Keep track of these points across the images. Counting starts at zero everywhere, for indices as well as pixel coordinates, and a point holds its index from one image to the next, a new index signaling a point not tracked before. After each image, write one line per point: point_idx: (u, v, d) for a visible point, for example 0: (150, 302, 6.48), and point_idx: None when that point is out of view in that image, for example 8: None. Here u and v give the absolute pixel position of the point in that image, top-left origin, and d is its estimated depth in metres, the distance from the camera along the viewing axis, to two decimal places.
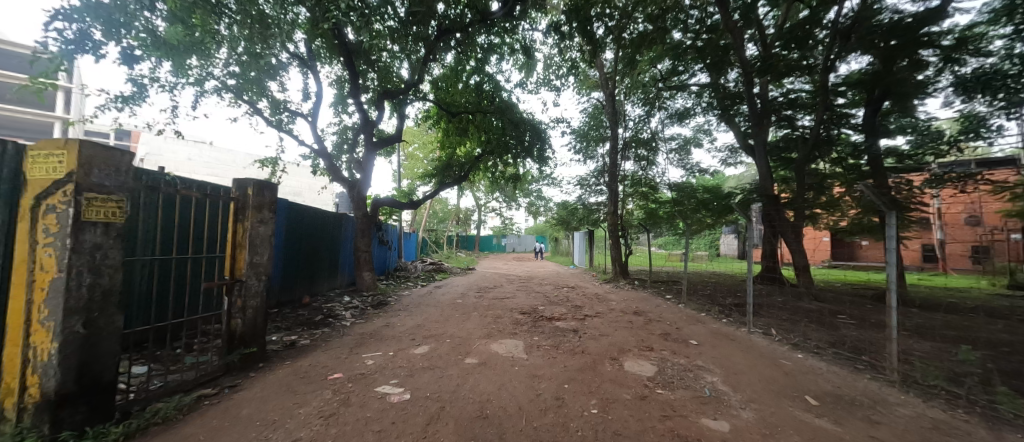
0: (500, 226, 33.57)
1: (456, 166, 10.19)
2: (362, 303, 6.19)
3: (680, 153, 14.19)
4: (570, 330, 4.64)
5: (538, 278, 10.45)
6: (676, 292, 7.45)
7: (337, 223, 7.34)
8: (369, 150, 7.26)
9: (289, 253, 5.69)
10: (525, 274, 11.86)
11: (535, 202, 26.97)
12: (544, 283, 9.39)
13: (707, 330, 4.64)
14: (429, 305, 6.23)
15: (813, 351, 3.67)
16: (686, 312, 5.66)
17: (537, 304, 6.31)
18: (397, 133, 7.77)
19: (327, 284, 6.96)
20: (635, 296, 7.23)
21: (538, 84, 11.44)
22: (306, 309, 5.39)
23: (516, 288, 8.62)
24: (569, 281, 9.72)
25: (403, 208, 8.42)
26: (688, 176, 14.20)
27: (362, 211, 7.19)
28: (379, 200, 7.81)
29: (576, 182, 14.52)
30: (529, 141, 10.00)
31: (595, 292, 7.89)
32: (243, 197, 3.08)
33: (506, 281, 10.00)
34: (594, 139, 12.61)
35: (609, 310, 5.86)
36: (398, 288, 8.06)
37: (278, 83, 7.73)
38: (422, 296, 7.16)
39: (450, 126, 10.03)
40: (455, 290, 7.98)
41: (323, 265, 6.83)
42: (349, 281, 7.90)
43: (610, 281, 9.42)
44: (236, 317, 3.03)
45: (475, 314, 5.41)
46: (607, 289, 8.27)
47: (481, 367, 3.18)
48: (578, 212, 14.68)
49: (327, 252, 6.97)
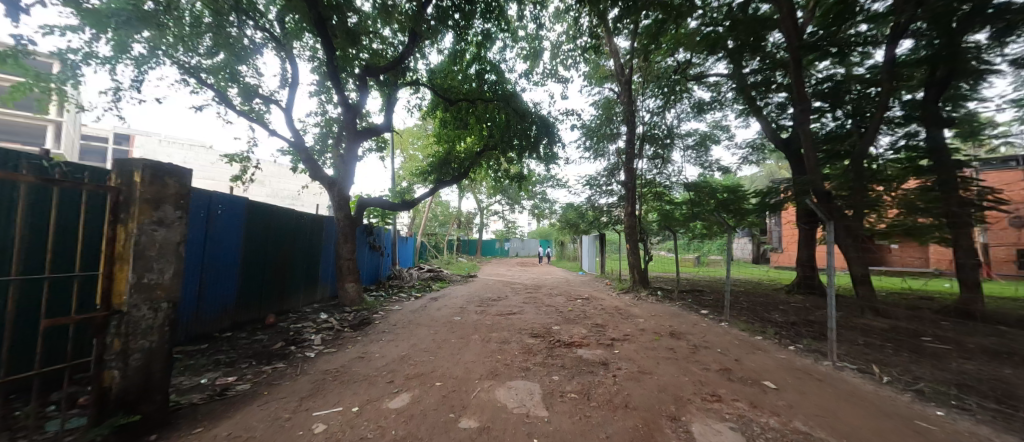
0: (503, 230, 32.58)
1: (454, 161, 9.02)
2: (340, 323, 5.17)
3: (697, 150, 13.10)
4: (597, 362, 3.60)
5: (547, 287, 9.40)
6: (711, 306, 6.39)
7: (319, 226, 6.41)
8: (350, 141, 6.21)
9: (251, 262, 4.75)
10: (533, 282, 10.84)
11: (539, 204, 25.93)
12: (554, 293, 8.34)
13: (776, 363, 3.56)
14: (420, 324, 5.19)
15: (953, 404, 2.58)
16: (735, 334, 4.57)
17: (550, 322, 5.27)
18: (386, 122, 6.78)
19: (305, 297, 6.02)
20: (665, 310, 6.16)
21: (544, 76, 10.52)
22: (267, 334, 4.38)
23: (523, 299, 7.57)
24: (582, 291, 8.69)
25: (395, 210, 7.36)
26: (706, 174, 13.17)
27: (343, 214, 6.14)
28: (365, 200, 6.76)
29: (584, 182, 13.46)
30: (535, 136, 9.06)
31: (615, 305, 6.83)
32: (128, 186, 2.07)
33: (511, 291, 8.94)
34: (604, 136, 11.60)
35: (640, 331, 4.79)
36: (387, 302, 7.02)
37: (253, 67, 6.81)
38: (413, 311, 6.11)
39: (446, 117, 8.94)
40: (453, 303, 6.96)
41: (301, 275, 5.90)
42: (331, 293, 6.92)
43: (628, 291, 8.35)
44: (114, 366, 2.00)
45: (475, 338, 4.38)
46: (628, 301, 7.19)
47: (481, 437, 2.14)
48: (587, 215, 13.64)
49: (306, 260, 6.04)
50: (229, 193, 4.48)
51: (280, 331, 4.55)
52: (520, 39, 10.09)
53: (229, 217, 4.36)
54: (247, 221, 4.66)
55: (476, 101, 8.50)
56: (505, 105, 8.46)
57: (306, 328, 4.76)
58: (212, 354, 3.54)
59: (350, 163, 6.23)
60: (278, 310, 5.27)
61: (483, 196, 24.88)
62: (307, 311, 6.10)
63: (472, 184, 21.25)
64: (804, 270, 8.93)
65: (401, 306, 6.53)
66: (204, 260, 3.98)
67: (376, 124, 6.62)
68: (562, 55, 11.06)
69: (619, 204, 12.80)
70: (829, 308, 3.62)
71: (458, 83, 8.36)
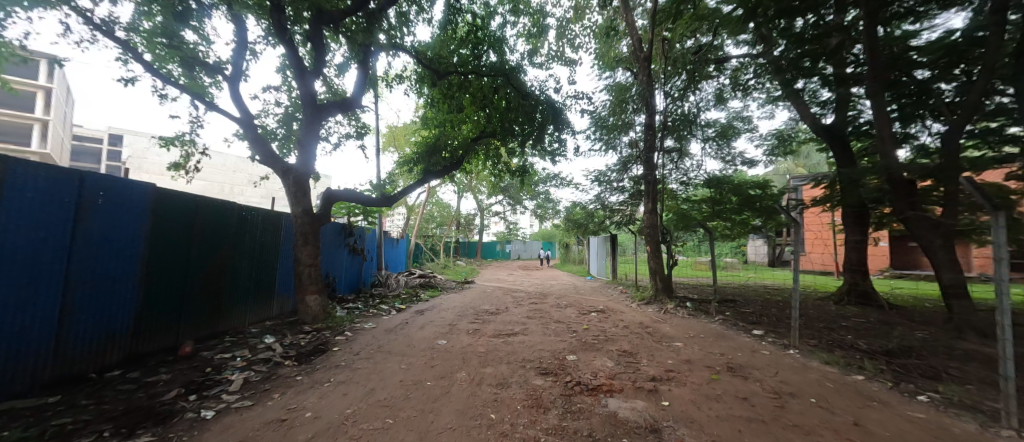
0: (504, 232, 31.37)
1: (447, 147, 7.70)
2: (287, 349, 3.95)
3: (718, 142, 11.81)
4: (644, 426, 2.35)
5: (554, 297, 8.12)
6: (761, 324, 5.10)
7: (273, 225, 5.22)
8: (309, 119, 4.95)
9: (162, 272, 3.56)
10: (536, 289, 9.59)
11: (541, 204, 24.73)
12: (562, 304, 7.09)
13: (925, 430, 2.29)
14: (391, 351, 3.94)
15: None
16: (822, 372, 3.28)
17: (562, 349, 4.01)
18: (359, 94, 5.51)
19: (251, 312, 4.83)
20: (707, 330, 4.87)
21: (549, 58, 9.32)
22: (173, 371, 3.17)
23: (526, 312, 6.32)
24: (595, 301, 7.43)
25: (373, 205, 6.08)
26: (728, 169, 11.90)
27: (301, 209, 4.84)
28: (334, 192, 5.50)
29: (592, 178, 12.24)
30: (540, 120, 7.78)
31: (639, 321, 5.57)
32: None
33: (512, 301, 7.67)
34: (616, 127, 10.39)
35: (687, 365, 3.51)
36: (361, 317, 5.75)
37: (200, 34, 5.56)
38: (388, 331, 4.84)
39: (436, 96, 7.64)
40: (441, 319, 5.70)
41: (245, 286, 4.71)
42: (290, 306, 5.67)
43: (649, 301, 7.09)
44: None
45: (461, 378, 3.10)
46: (653, 316, 5.92)
47: None
48: (595, 214, 12.41)
49: (253, 267, 4.86)
50: (125, 177, 3.26)
51: (194, 366, 3.33)
52: (522, 14, 8.87)
53: (119, 209, 3.13)
54: (153, 217, 3.44)
55: (470, 77, 7.22)
56: (505, 84, 7.22)
57: (233, 359, 3.55)
58: (51, 418, 2.30)
59: (310, 145, 4.98)
60: (208, 332, 4.09)
61: (482, 196, 23.73)
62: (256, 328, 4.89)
63: (469, 181, 20.08)
64: (854, 276, 7.64)
65: (377, 323, 5.30)
66: (72, 271, 2.77)
67: (346, 96, 5.37)
68: (568, 36, 9.84)
69: (630, 202, 11.58)
70: (1008, 345, 2.33)
71: (449, 56, 7.08)
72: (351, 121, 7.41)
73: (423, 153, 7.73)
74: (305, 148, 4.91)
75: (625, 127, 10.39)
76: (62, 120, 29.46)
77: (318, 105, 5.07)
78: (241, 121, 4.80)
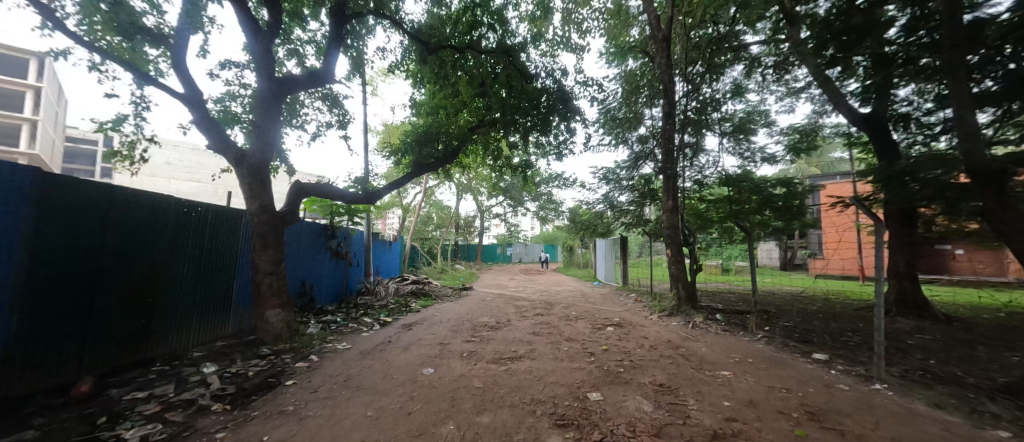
0: (505, 235, 30.51)
1: (441, 136, 6.81)
2: (228, 381, 3.09)
3: (735, 138, 10.91)
4: None
5: (561, 306, 7.22)
6: (820, 345, 4.18)
7: (224, 222, 4.33)
8: (267, 95, 4.08)
9: (61, 286, 2.68)
10: (540, 297, 8.69)
11: (543, 206, 23.83)
12: (572, 316, 6.20)
13: None
14: (360, 386, 3.04)
15: None
16: (949, 425, 2.37)
17: (580, 382, 3.11)
18: (330, 66, 4.67)
19: (194, 329, 3.96)
20: (755, 353, 3.95)
21: (555, 43, 8.45)
22: (53, 424, 2.29)
23: (532, 327, 5.41)
24: (608, 312, 6.52)
25: (352, 201, 5.21)
26: (746, 166, 11.01)
27: (255, 203, 3.96)
28: (304, 185, 4.60)
29: (599, 175, 11.38)
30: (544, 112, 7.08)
31: (667, 339, 4.66)
32: None
33: (514, 311, 6.76)
34: (626, 122, 9.55)
35: (753, 410, 2.60)
36: (337, 334, 4.84)
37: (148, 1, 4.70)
38: (363, 354, 3.94)
39: (427, 78, 6.76)
40: (431, 336, 4.79)
41: (187, 299, 3.85)
42: (245, 321, 4.75)
43: (673, 312, 6.18)
44: None
45: (447, 436, 2.21)
46: (682, 332, 5.00)
47: None
48: (603, 214, 11.52)
49: (199, 276, 3.99)
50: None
51: (87, 414, 2.46)
52: None
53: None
54: (45, 212, 2.55)
55: (467, 53, 6.35)
56: (507, 65, 6.40)
57: (146, 402, 2.68)
58: None
59: (270, 128, 4.11)
60: (130, 359, 3.23)
61: (482, 197, 22.85)
62: (200, 348, 4.00)
63: (469, 181, 19.21)
64: (902, 284, 6.74)
65: (353, 343, 4.42)
66: None
67: (315, 69, 4.54)
68: (575, 20, 8.99)
69: (641, 202, 10.67)
70: None
71: (443, 31, 6.23)
72: (331, 108, 6.53)
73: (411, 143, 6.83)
74: (264, 132, 4.04)
75: (636, 122, 9.56)
76: (55, 120, 28.80)
77: (280, 80, 4.21)
78: (184, 98, 3.93)
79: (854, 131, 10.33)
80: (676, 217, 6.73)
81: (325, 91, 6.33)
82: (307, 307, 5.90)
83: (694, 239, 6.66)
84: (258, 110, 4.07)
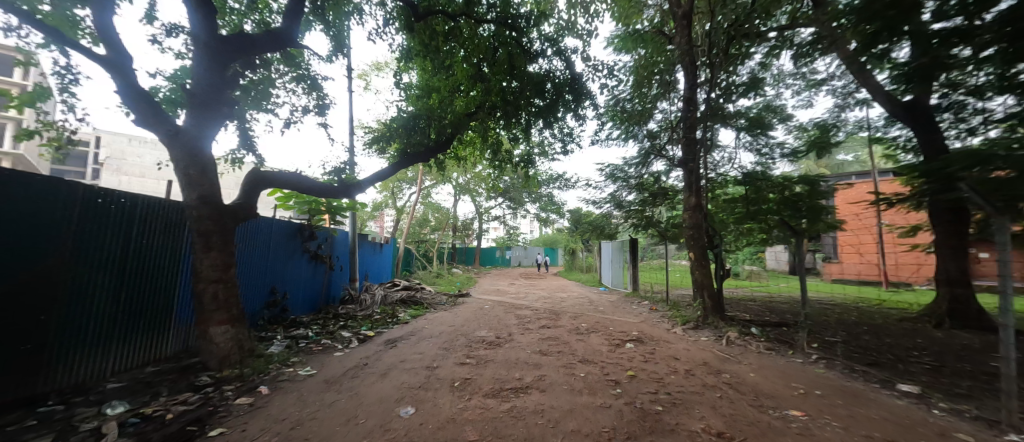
0: (504, 238, 29.72)
1: (431, 123, 6.12)
2: (137, 431, 2.26)
3: (752, 133, 10.06)
4: None
5: (568, 316, 6.42)
6: (899, 373, 3.38)
7: (156, 217, 3.48)
8: (209, 57, 3.28)
9: None
10: (544, 304, 7.88)
11: (543, 208, 23.01)
12: (583, 329, 5.39)
13: None
14: (310, 439, 2.20)
15: None
16: None
17: (612, 431, 2.30)
18: (291, 27, 3.84)
19: (110, 351, 3.06)
20: (823, 384, 3.15)
21: (558, 24, 7.64)
22: None
23: (537, 343, 4.59)
24: (624, 324, 5.70)
25: (326, 194, 4.48)
26: (762, 162, 10.28)
27: (191, 192, 3.15)
28: (261, 173, 3.82)
29: (606, 173, 10.61)
30: (545, 104, 6.50)
31: (703, 360, 3.86)
32: None
33: (516, 323, 5.93)
34: (635, 115, 8.81)
35: None
36: (305, 354, 4.02)
37: None
38: (330, 385, 3.11)
39: (417, 52, 5.89)
40: (418, 356, 3.94)
41: (105, 313, 2.99)
42: (184, 339, 3.88)
43: (699, 325, 5.39)
44: None
45: None
46: (719, 352, 4.18)
47: None
48: (610, 215, 10.73)
49: (121, 284, 3.13)
50: None
51: None
52: None
53: None
54: None
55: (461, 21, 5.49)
56: (509, 44, 5.74)
57: None
58: None
59: (213, 98, 3.32)
60: (13, 396, 2.36)
61: (480, 198, 22.02)
62: (116, 375, 3.11)
63: (466, 182, 18.45)
64: (956, 292, 5.98)
65: (320, 367, 3.59)
66: None
67: (272, 29, 3.73)
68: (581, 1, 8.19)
69: (651, 202, 9.89)
70: None
71: None
72: (310, 91, 5.75)
73: (399, 130, 6.13)
74: (205, 103, 3.25)
75: (646, 115, 8.81)
76: None
77: (227, 39, 3.42)
78: (102, 59, 3.12)
79: (882, 126, 9.49)
80: (700, 215, 5.92)
81: (303, 72, 5.57)
82: (276, 318, 5.17)
83: (720, 241, 5.88)
84: (197, 75, 3.28)
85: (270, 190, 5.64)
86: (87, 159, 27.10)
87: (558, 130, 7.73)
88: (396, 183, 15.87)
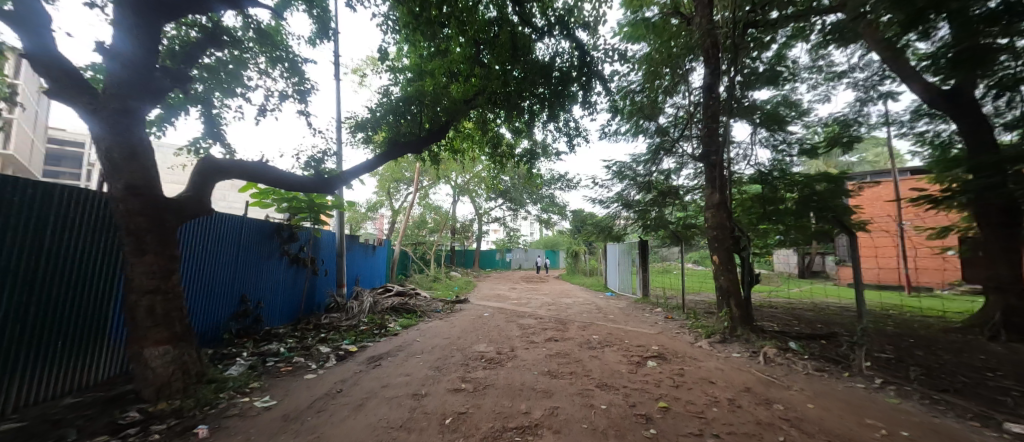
0: (504, 240, 29.05)
1: (422, 110, 5.60)
2: None
3: (768, 129, 9.43)
4: None
5: (576, 326, 5.77)
6: (994, 405, 2.75)
7: (82, 214, 2.84)
8: (131, 11, 2.67)
9: None
10: (548, 312, 7.24)
11: (545, 209, 22.34)
12: (595, 343, 4.74)
13: None
14: None
15: None
16: None
17: None
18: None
19: (14, 380, 2.40)
20: (906, 422, 2.51)
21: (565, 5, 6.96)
22: None
23: (546, 360, 3.93)
24: (641, 336, 5.05)
25: (303, 188, 3.93)
26: (778, 159, 9.69)
27: (115, 178, 2.52)
28: (214, 161, 3.21)
29: (612, 171, 9.98)
30: (547, 92, 5.98)
31: (745, 385, 3.22)
32: None
33: (520, 334, 5.28)
34: (646, 109, 8.20)
35: None
36: (268, 377, 3.35)
37: None
38: (288, 424, 2.46)
39: (407, 29, 5.06)
40: (402, 380, 3.29)
41: (3, 333, 2.33)
42: (123, 360, 3.22)
43: (727, 338, 4.75)
44: None
45: None
46: (760, 374, 3.54)
47: None
48: (616, 215, 10.10)
49: (25, 298, 2.46)
50: None
51: None
52: None
53: None
54: None
55: None
56: (513, 26, 5.14)
57: None
58: None
59: (141, 63, 2.70)
60: None
61: (480, 199, 21.36)
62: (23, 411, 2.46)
63: (466, 181, 17.81)
64: (1010, 300, 5.36)
65: (283, 396, 2.94)
66: None
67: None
68: None
69: (662, 201, 9.26)
70: None
71: None
72: (289, 75, 5.15)
73: (389, 116, 5.62)
74: (130, 68, 2.64)
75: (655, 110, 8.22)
76: None
77: None
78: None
79: (908, 120, 8.87)
80: (725, 215, 5.29)
81: (282, 55, 4.97)
82: (247, 329, 4.62)
83: (747, 243, 5.25)
84: (116, 34, 2.64)
85: (242, 185, 5.01)
86: (81, 159, 26.67)
87: (562, 123, 7.12)
88: (391, 183, 15.27)
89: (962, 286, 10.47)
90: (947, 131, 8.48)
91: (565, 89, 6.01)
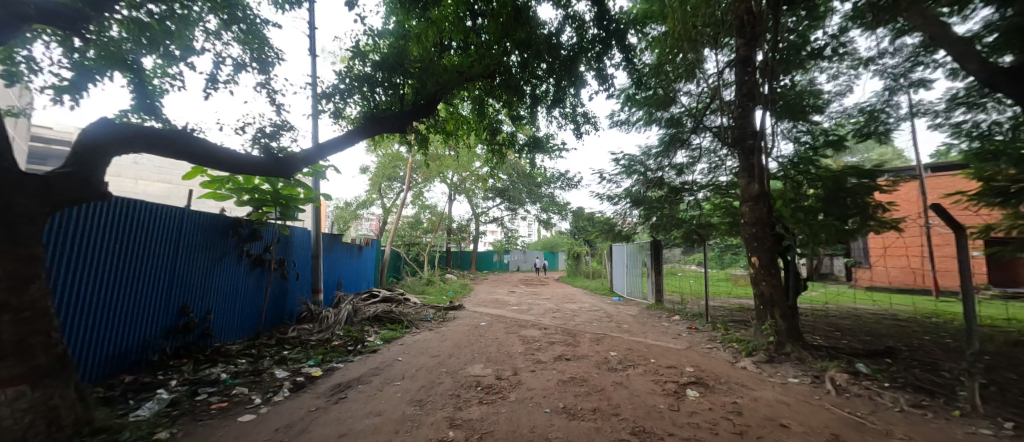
0: (502, 241, 28.25)
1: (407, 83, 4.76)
2: None
3: (790, 120, 8.66)
4: None
5: (589, 339, 4.93)
6: None
7: None
8: None
9: None
10: (554, 321, 6.40)
11: (545, 208, 21.49)
12: (614, 362, 3.91)
13: None
14: None
15: None
16: None
17: None
18: None
19: None
20: None
21: None
22: None
23: (558, 389, 3.10)
24: (668, 354, 4.23)
25: (250, 168, 3.13)
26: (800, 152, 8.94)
27: None
28: (107, 129, 2.35)
29: (620, 165, 9.18)
30: (552, 68, 5.16)
31: (833, 430, 2.38)
32: None
33: (522, 350, 4.43)
34: (660, 95, 7.40)
35: None
36: (190, 420, 2.49)
37: None
38: None
39: None
40: (367, 425, 2.43)
41: None
42: None
43: (774, 356, 3.95)
44: None
45: None
46: (840, 411, 2.71)
47: None
48: (625, 214, 9.29)
49: None
50: None
51: None
52: None
53: None
54: None
55: None
56: None
57: None
58: None
59: None
60: None
61: (477, 198, 20.49)
62: None
63: (462, 179, 16.94)
64: None
65: None
66: None
67: None
68: None
69: (674, 198, 8.48)
70: None
71: None
72: (247, 41, 4.29)
73: (363, 87, 4.76)
74: None
75: (668, 98, 7.49)
76: None
77: None
78: None
79: (943, 110, 8.14)
80: (765, 209, 4.49)
81: (239, 14, 4.05)
82: (189, 347, 3.79)
83: (791, 242, 4.45)
84: None
85: (188, 172, 4.11)
86: None
87: (568, 109, 6.31)
88: (382, 181, 14.38)
89: (992, 290, 9.78)
90: (987, 121, 7.73)
91: (572, 66, 5.18)
